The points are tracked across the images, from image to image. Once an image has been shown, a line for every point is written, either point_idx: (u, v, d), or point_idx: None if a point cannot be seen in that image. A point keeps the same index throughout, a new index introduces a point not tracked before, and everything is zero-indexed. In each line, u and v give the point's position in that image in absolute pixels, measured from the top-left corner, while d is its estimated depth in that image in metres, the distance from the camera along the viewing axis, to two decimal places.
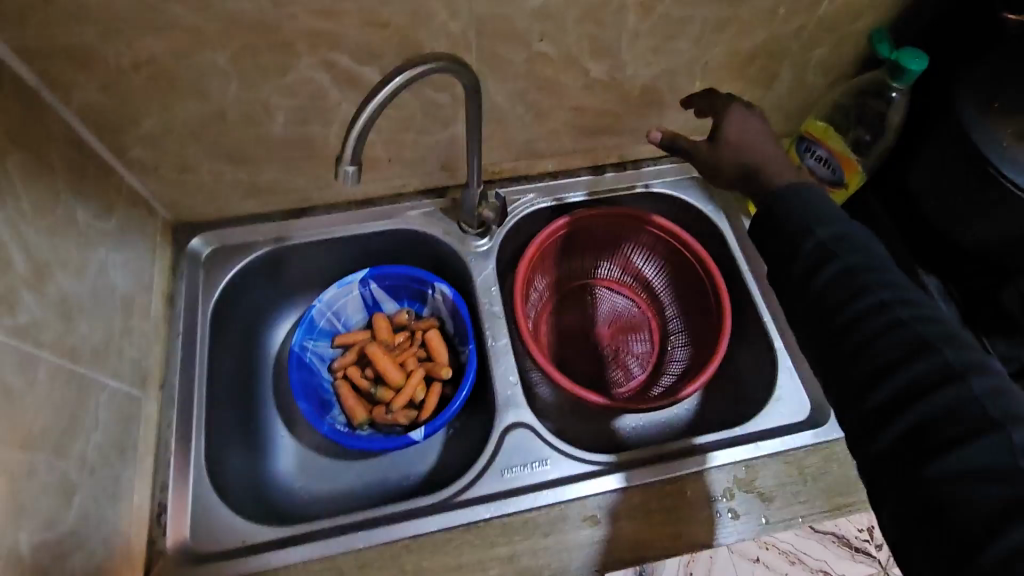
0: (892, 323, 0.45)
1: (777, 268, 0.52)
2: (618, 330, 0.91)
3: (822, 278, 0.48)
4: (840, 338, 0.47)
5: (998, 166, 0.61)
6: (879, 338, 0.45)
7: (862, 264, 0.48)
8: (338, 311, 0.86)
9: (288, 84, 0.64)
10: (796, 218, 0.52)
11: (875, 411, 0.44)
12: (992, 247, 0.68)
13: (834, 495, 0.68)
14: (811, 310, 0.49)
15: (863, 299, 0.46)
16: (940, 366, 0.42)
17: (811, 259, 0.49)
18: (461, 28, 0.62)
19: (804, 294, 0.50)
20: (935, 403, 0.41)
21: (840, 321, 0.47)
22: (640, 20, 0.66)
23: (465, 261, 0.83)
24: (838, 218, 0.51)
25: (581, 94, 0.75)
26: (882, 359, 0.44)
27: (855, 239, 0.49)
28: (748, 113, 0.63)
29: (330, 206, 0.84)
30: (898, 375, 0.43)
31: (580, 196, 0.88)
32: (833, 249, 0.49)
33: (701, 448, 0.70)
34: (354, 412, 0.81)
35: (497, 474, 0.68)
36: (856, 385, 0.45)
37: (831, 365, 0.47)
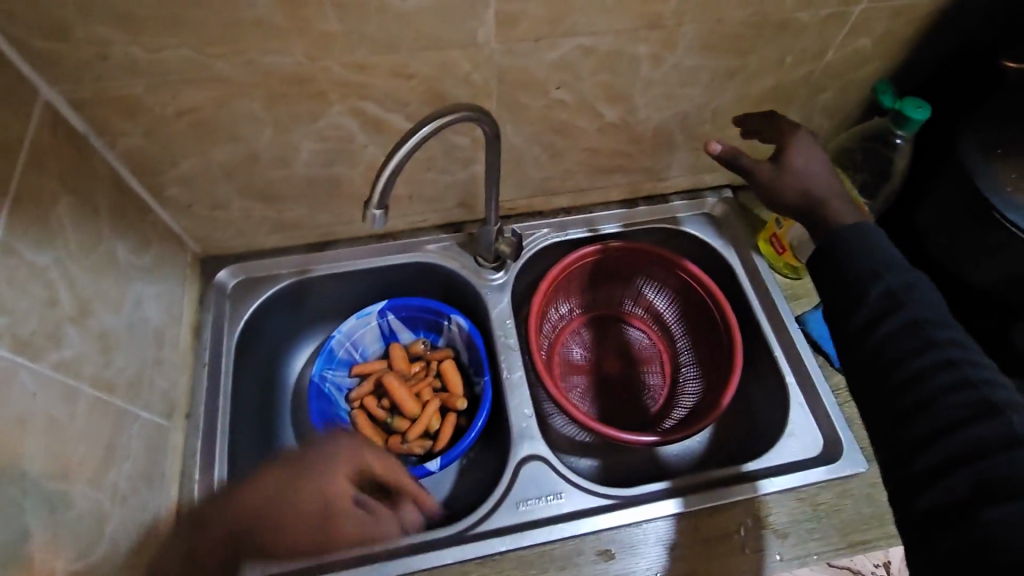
0: (958, 381, 0.46)
1: (837, 312, 0.54)
2: (630, 363, 0.93)
3: (881, 331, 0.50)
4: (899, 392, 0.48)
5: (1001, 211, 0.63)
6: (944, 394, 0.46)
7: (931, 318, 0.49)
8: (356, 342, 0.89)
9: (318, 129, 0.68)
10: (858, 262, 0.53)
11: (931, 464, 0.45)
12: (1001, 286, 0.69)
13: (849, 532, 0.68)
14: (870, 362, 0.51)
15: (929, 354, 0.48)
16: (1006, 427, 0.44)
17: (878, 306, 0.51)
18: (482, 78, 0.65)
19: (864, 343, 0.51)
20: (998, 461, 0.43)
21: (901, 374, 0.49)
22: (652, 69, 0.69)
23: (481, 293, 0.85)
24: (905, 269, 0.53)
25: (596, 136, 0.78)
26: (947, 415, 0.46)
27: (924, 290, 0.51)
28: (807, 147, 0.65)
29: (352, 239, 0.87)
30: (960, 431, 0.45)
31: (613, 227, 0.91)
32: (900, 297, 0.51)
33: (751, 476, 0.72)
34: (370, 441, 0.83)
35: (514, 507, 0.69)
36: (912, 439, 0.47)
37: (886, 418, 0.49)
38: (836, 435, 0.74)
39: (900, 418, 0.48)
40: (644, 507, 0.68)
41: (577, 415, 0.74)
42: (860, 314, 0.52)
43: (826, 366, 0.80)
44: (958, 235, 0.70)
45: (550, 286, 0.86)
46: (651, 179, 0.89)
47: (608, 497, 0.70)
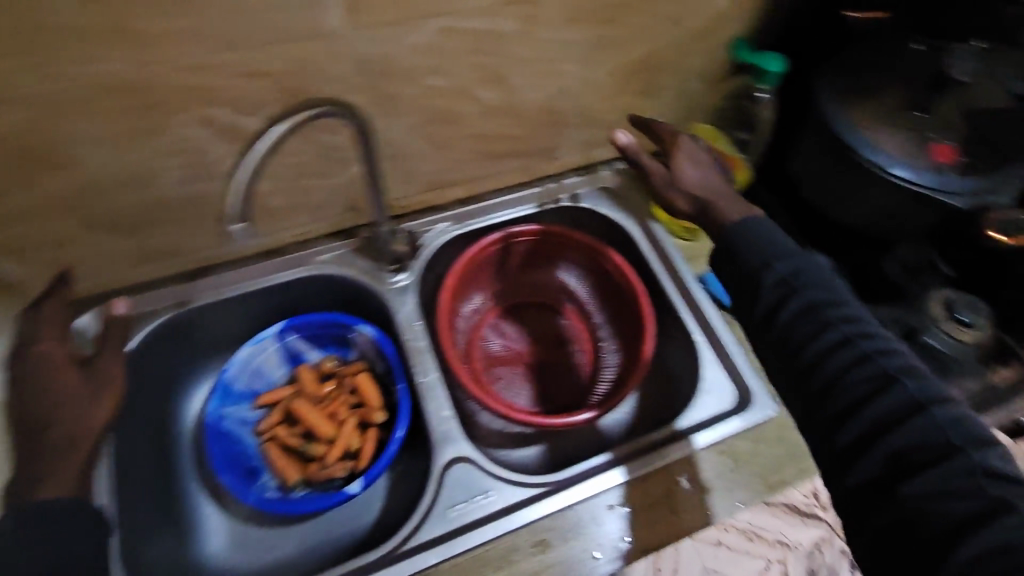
0: (858, 357, 0.51)
1: (743, 304, 0.58)
2: (551, 346, 0.92)
3: (783, 316, 0.55)
4: (808, 375, 0.53)
5: (858, 151, 0.67)
6: (847, 371, 0.51)
7: (822, 298, 0.54)
8: (257, 370, 0.82)
9: (165, 143, 0.61)
10: (748, 252, 0.58)
11: (850, 442, 0.49)
12: (868, 224, 0.73)
13: (768, 475, 0.71)
14: (779, 347, 0.55)
15: (827, 335, 0.53)
16: (906, 397, 0.49)
17: (773, 293, 0.55)
18: (343, 70, 0.60)
19: (771, 329, 0.56)
20: (905, 432, 0.47)
21: (807, 357, 0.53)
22: (523, 47, 0.67)
23: (384, 298, 0.81)
24: (792, 252, 0.58)
25: (480, 121, 0.75)
26: (855, 392, 0.50)
27: (811, 271, 0.56)
28: (694, 159, 0.69)
29: (234, 260, 0.80)
30: (870, 407, 0.49)
31: (529, 209, 0.91)
32: (792, 282, 0.55)
33: (684, 433, 0.73)
34: (287, 473, 0.78)
35: (443, 514, 0.66)
36: (829, 419, 0.51)
37: (805, 400, 0.53)
38: (749, 388, 0.77)
39: (816, 400, 0.52)
40: (592, 482, 0.68)
41: (497, 407, 0.74)
42: (759, 304, 0.56)
43: (730, 319, 0.84)
44: (826, 182, 0.73)
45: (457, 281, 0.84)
46: (544, 159, 0.88)
47: (538, 485, 0.68)
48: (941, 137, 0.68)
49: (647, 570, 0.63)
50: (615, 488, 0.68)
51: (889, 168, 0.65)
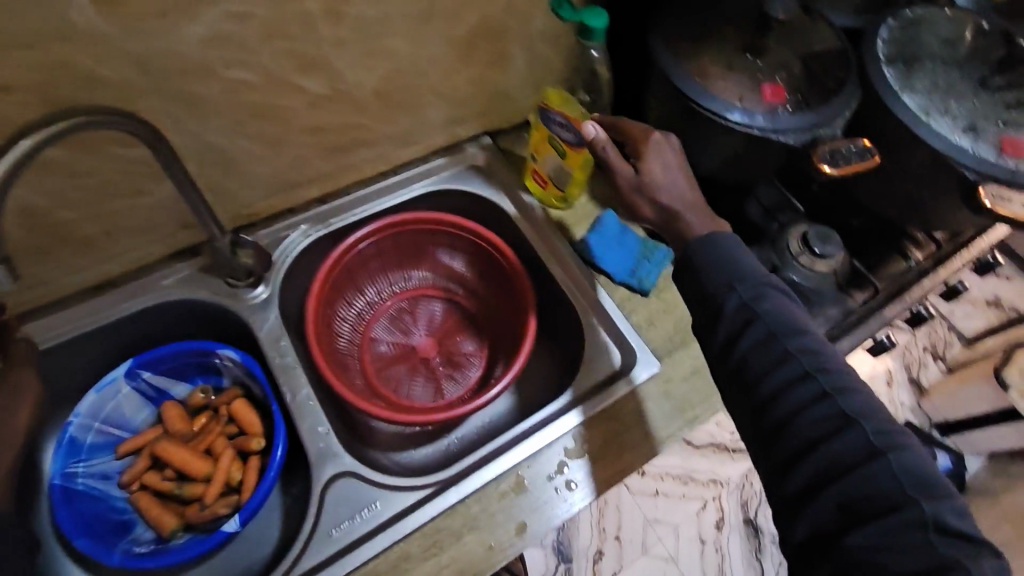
0: (817, 396, 0.53)
1: (705, 333, 0.60)
2: (443, 336, 0.89)
3: (741, 346, 0.57)
4: (765, 409, 0.54)
5: (695, 100, 0.66)
6: (801, 410, 0.53)
7: (785, 331, 0.56)
8: (111, 417, 0.74)
9: None
10: (712, 277, 0.60)
11: (801, 487, 0.50)
12: (721, 170, 0.74)
13: (658, 429, 0.72)
14: (737, 378, 0.57)
15: (786, 371, 0.55)
16: (860, 439, 0.50)
17: (735, 323, 0.58)
18: (119, 73, 0.53)
19: (730, 359, 0.58)
20: (853, 479, 0.49)
21: (765, 390, 0.55)
22: (335, 27, 0.62)
23: (243, 316, 0.75)
24: (757, 284, 0.59)
25: (311, 113, 0.69)
26: (810, 432, 0.52)
27: (773, 303, 0.58)
28: (665, 159, 0.69)
29: (63, 299, 0.71)
30: (822, 450, 0.51)
31: (430, 183, 0.88)
32: (752, 312, 0.57)
33: (625, 369, 0.75)
34: (162, 522, 0.71)
35: (326, 537, 0.62)
36: (783, 460, 0.52)
37: (758, 434, 0.55)
38: (628, 342, 0.77)
39: (770, 437, 0.54)
40: (527, 443, 0.68)
41: (376, 412, 0.71)
42: (719, 332, 0.58)
43: (608, 283, 0.82)
44: (676, 134, 0.73)
45: (324, 287, 0.79)
46: (400, 144, 0.83)
47: (425, 486, 0.65)
48: (771, 78, 0.69)
49: None
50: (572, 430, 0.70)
51: (725, 114, 0.65)
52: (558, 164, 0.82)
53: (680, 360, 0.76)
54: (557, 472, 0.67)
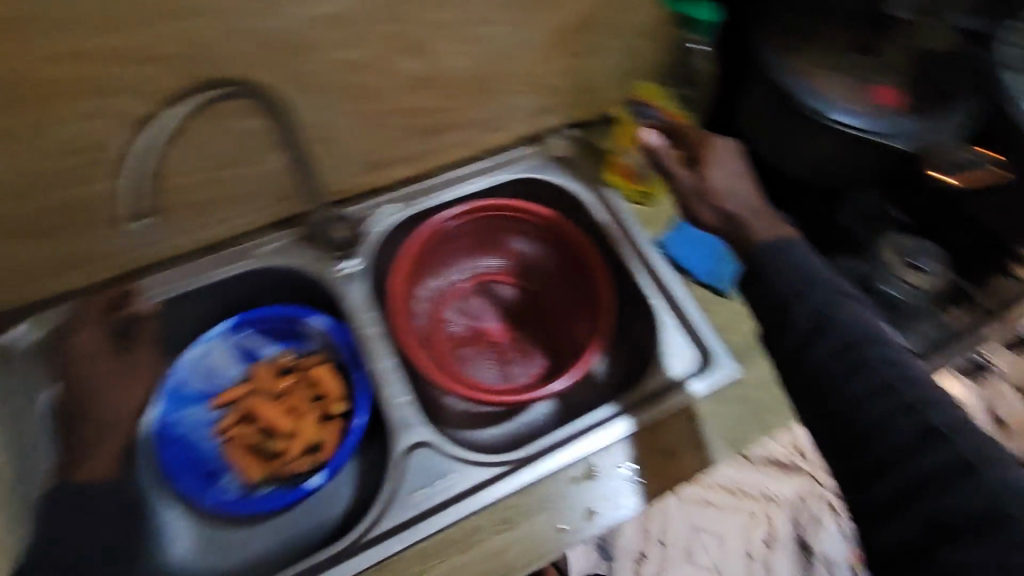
0: (903, 407, 0.49)
1: (773, 335, 0.56)
2: (513, 321, 0.90)
3: (816, 352, 0.53)
4: (842, 418, 0.51)
5: (798, 98, 0.65)
6: (886, 422, 0.49)
7: (864, 338, 0.52)
8: (210, 370, 0.81)
9: (61, 141, 0.57)
10: (782, 281, 0.56)
11: (887, 499, 0.47)
12: (813, 174, 0.72)
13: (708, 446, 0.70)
14: (810, 384, 0.53)
15: (869, 380, 0.50)
16: (952, 454, 0.47)
17: (808, 327, 0.54)
18: (245, 49, 0.57)
19: (803, 366, 0.53)
20: (946, 497, 0.45)
21: (843, 399, 0.51)
22: (440, 12, 0.63)
23: (332, 286, 0.78)
24: (832, 288, 0.55)
25: (407, 95, 0.71)
26: (897, 445, 0.48)
27: (851, 307, 0.54)
28: (726, 165, 0.67)
29: (173, 258, 0.77)
30: (911, 464, 0.47)
31: (514, 170, 0.89)
32: (828, 317, 0.53)
33: (679, 381, 0.74)
34: (250, 470, 0.77)
35: (406, 501, 0.65)
36: (866, 472, 0.49)
37: (833, 443, 0.51)
38: (711, 342, 0.76)
39: (848, 447, 0.50)
40: (591, 436, 0.69)
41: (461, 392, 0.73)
42: (793, 336, 0.54)
43: (688, 282, 0.82)
44: (769, 133, 0.71)
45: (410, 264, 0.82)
46: (487, 131, 0.85)
47: (500, 464, 0.67)
48: (881, 81, 0.67)
49: (636, 529, 0.63)
50: (634, 433, 0.70)
51: (828, 114, 0.64)
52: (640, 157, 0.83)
53: (760, 364, 0.75)
54: (628, 464, 0.68)
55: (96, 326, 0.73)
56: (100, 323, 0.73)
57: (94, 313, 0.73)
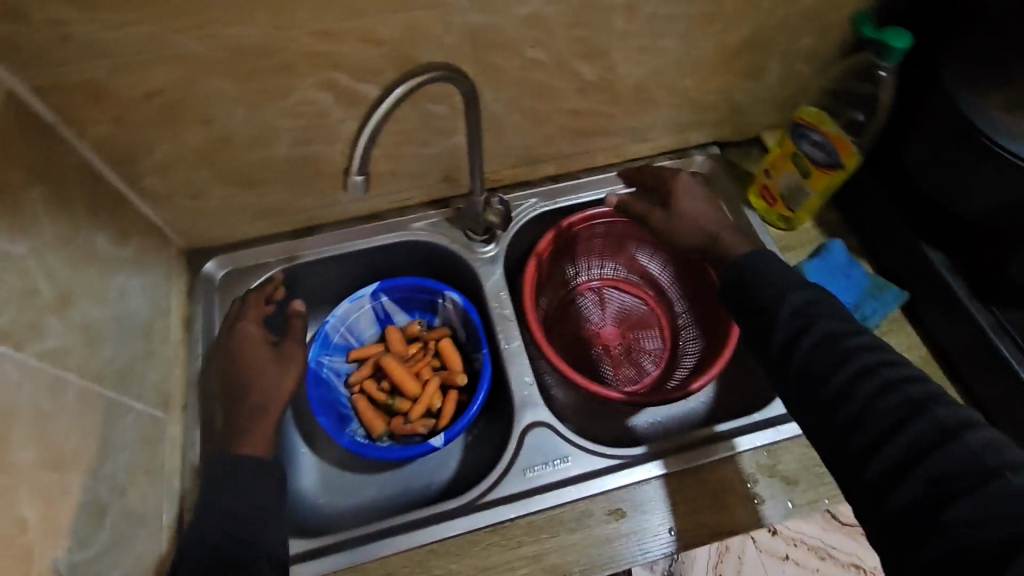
0: (884, 386, 0.51)
1: (760, 339, 0.60)
2: (625, 328, 0.91)
3: (804, 348, 0.56)
4: (834, 405, 0.53)
5: (990, 136, 0.62)
6: (871, 403, 0.51)
7: (840, 331, 0.56)
8: (351, 326, 0.88)
9: (289, 104, 0.65)
10: (761, 291, 0.62)
11: (885, 470, 0.48)
12: (991, 217, 0.67)
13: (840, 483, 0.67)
14: (803, 377, 0.55)
15: (847, 366, 0.53)
16: (933, 422, 0.48)
17: (788, 330, 0.58)
18: (454, 40, 0.64)
19: (788, 363, 0.57)
20: (936, 460, 0.46)
21: (832, 387, 0.53)
22: (626, 21, 0.67)
23: (473, 267, 0.83)
24: (804, 289, 0.61)
25: (577, 98, 0.76)
26: (886, 421, 0.49)
27: (823, 305, 0.59)
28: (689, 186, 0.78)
29: (339, 222, 0.85)
30: (901, 436, 0.48)
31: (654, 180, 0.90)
32: (805, 316, 0.58)
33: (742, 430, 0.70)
34: (373, 424, 0.83)
35: (520, 473, 0.68)
36: (860, 450, 0.50)
37: (829, 432, 0.52)
38: None
39: (842, 429, 0.51)
40: (707, 449, 0.68)
41: (584, 382, 0.73)
42: (778, 336, 0.58)
43: None
44: (950, 170, 0.68)
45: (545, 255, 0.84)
46: (635, 140, 0.88)
47: (615, 457, 0.69)
48: None
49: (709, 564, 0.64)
50: (750, 454, 0.69)
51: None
52: (796, 182, 0.80)
53: None
54: (745, 484, 0.67)
55: (255, 319, 0.75)
56: (263, 315, 0.75)
57: (257, 307, 0.75)
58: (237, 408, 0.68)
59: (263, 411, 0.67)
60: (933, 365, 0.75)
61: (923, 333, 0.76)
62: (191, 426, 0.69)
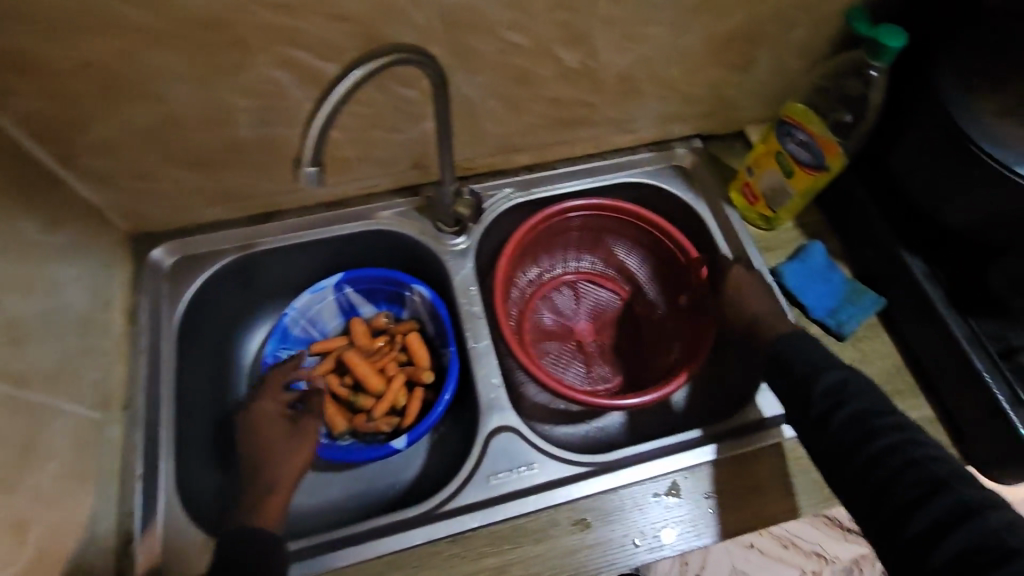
0: (908, 461, 0.53)
1: (794, 411, 0.62)
2: (600, 325, 0.88)
3: (835, 421, 0.58)
4: (863, 475, 0.55)
5: (978, 143, 0.59)
6: (898, 475, 0.53)
7: (867, 407, 0.58)
8: (313, 318, 0.83)
9: (243, 82, 0.60)
10: (800, 364, 0.64)
11: (913, 539, 0.50)
12: (975, 227, 0.66)
13: (801, 495, 0.67)
14: (831, 449, 0.58)
15: (875, 440, 0.56)
16: (958, 499, 0.50)
17: (821, 403, 0.60)
18: (426, 18, 0.58)
19: (821, 431, 0.59)
20: (959, 536, 0.48)
21: (861, 458, 0.56)
22: (612, 5, 0.63)
23: (442, 260, 0.79)
24: (841, 367, 0.63)
25: (557, 85, 0.72)
26: (913, 493, 0.52)
27: (857, 382, 0.61)
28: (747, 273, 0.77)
29: (300, 208, 0.79)
30: (929, 509, 0.50)
31: (634, 173, 0.87)
32: (839, 393, 0.60)
33: (773, 422, 0.71)
34: (334, 421, 0.79)
35: (484, 481, 0.66)
36: (890, 517, 0.52)
37: (864, 502, 0.54)
38: None
39: (873, 498, 0.54)
40: (674, 457, 0.67)
41: (550, 382, 0.71)
42: (810, 412, 0.60)
43: (801, 317, 0.77)
44: (937, 177, 0.66)
45: (517, 248, 0.81)
46: (617, 131, 0.84)
47: (581, 464, 0.67)
48: None
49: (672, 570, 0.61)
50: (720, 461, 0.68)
51: (1012, 165, 0.58)
52: (777, 183, 0.77)
53: None
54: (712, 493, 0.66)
55: (275, 396, 0.75)
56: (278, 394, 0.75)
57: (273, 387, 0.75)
58: (253, 480, 0.66)
59: (270, 490, 0.65)
60: (904, 373, 0.74)
61: (897, 340, 0.75)
62: (132, 429, 0.65)
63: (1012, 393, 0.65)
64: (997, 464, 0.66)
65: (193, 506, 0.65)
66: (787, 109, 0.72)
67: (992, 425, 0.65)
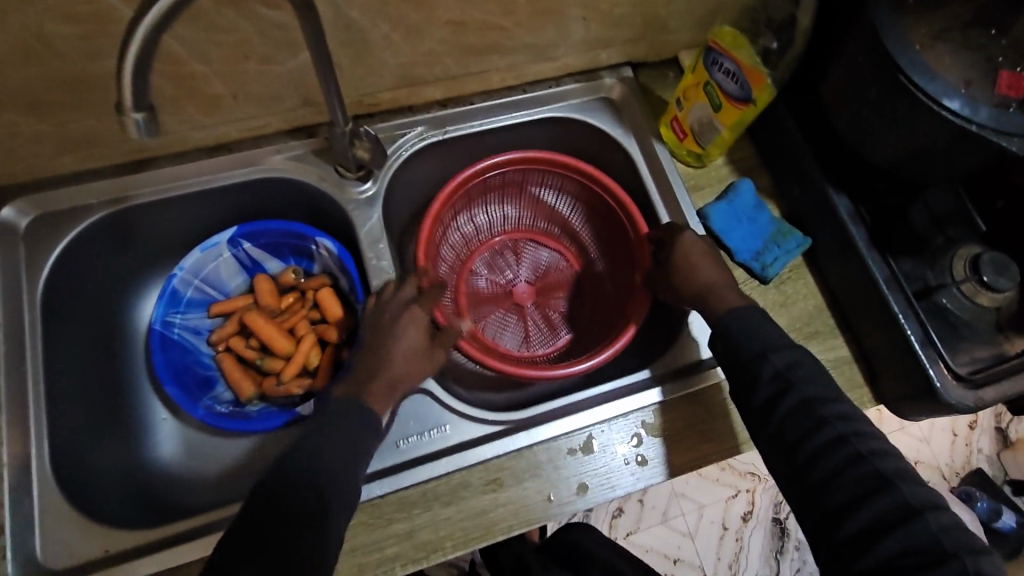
0: (853, 457, 0.54)
1: (739, 394, 0.61)
2: (529, 276, 0.83)
3: (781, 409, 0.57)
4: (804, 472, 0.55)
5: (908, 74, 0.55)
6: (841, 472, 0.54)
7: (817, 395, 0.57)
8: (208, 277, 0.76)
9: (59, 4, 0.49)
10: (746, 346, 0.61)
11: (850, 536, 0.51)
12: (900, 162, 0.63)
13: (740, 432, 0.67)
14: (775, 437, 0.57)
15: (822, 434, 0.55)
16: (899, 501, 0.51)
17: (771, 386, 0.58)
18: None
19: (766, 419, 0.58)
20: (895, 539, 0.49)
21: (805, 452, 0.56)
22: None
23: (348, 210, 0.72)
24: (784, 347, 0.61)
25: (458, 6, 0.62)
26: (855, 492, 0.53)
27: (804, 367, 0.59)
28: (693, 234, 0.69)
29: (177, 155, 0.70)
30: (868, 510, 0.51)
31: (559, 107, 0.80)
32: (788, 379, 0.58)
33: (707, 364, 0.69)
34: (241, 386, 0.74)
35: (394, 447, 0.63)
36: (829, 514, 0.53)
37: (804, 495, 0.55)
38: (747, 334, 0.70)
39: (812, 494, 0.54)
40: (595, 410, 0.66)
41: (483, 358, 0.66)
42: (758, 396, 0.59)
43: (727, 261, 0.74)
44: (863, 111, 0.62)
45: (444, 208, 0.74)
46: (537, 59, 0.75)
47: (495, 423, 0.65)
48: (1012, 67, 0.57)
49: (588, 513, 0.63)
50: (640, 411, 0.66)
51: (942, 99, 0.54)
52: (705, 117, 0.72)
53: None
54: (629, 445, 0.65)
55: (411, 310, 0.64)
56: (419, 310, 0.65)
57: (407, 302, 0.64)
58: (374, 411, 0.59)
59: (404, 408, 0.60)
60: (826, 314, 0.73)
61: (821, 282, 0.74)
62: None
63: (923, 332, 0.65)
64: (904, 399, 0.67)
65: (78, 485, 0.63)
66: (713, 32, 0.66)
67: (903, 363, 0.65)
